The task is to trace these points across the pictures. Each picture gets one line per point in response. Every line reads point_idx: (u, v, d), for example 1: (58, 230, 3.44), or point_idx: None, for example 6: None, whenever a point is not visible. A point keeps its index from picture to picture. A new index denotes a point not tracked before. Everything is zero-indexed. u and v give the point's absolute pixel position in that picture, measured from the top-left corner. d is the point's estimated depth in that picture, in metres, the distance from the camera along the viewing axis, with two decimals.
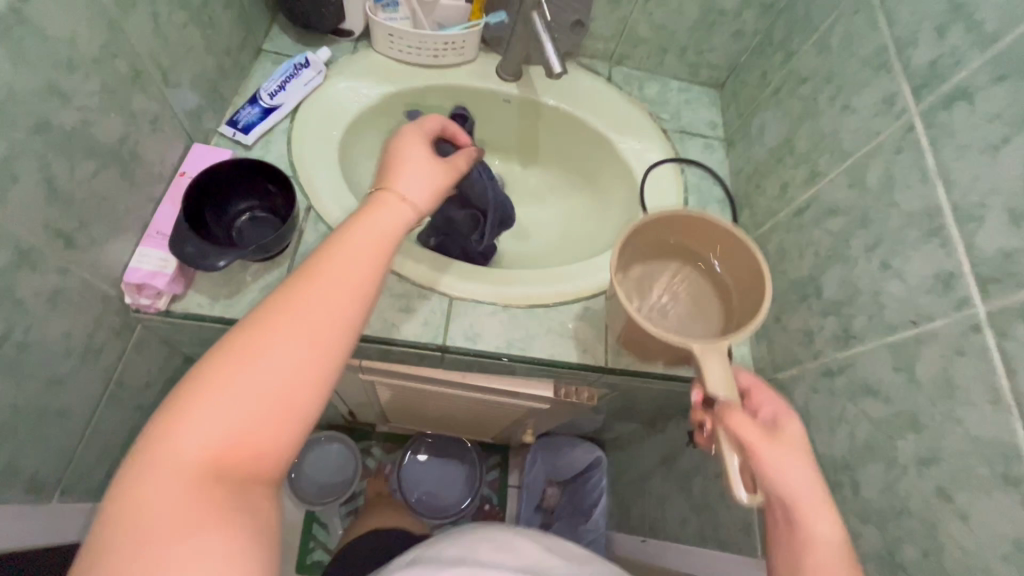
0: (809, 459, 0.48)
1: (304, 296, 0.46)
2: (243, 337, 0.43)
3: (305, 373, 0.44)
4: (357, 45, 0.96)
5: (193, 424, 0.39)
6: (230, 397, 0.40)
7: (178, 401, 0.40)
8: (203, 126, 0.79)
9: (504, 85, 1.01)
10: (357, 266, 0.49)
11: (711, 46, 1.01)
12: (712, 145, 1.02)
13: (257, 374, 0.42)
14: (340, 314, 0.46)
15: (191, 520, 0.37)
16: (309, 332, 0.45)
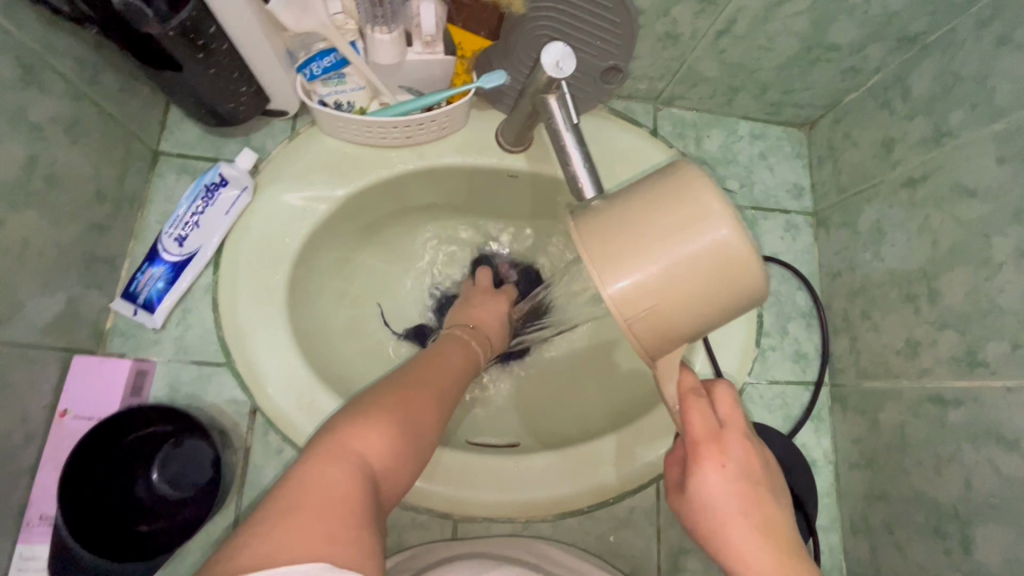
0: (741, 522, 0.39)
1: (410, 396, 0.47)
2: (384, 396, 0.46)
3: (415, 456, 0.45)
4: (295, 124, 0.66)
5: (339, 460, 0.40)
6: (369, 445, 0.42)
7: (322, 454, 0.40)
8: (88, 316, 0.55)
9: (509, 158, 0.71)
10: (443, 380, 0.53)
11: (808, 87, 0.70)
12: (796, 225, 0.75)
13: (392, 427, 0.43)
14: (427, 416, 0.48)
15: (348, 513, 0.37)
16: (408, 437, 0.45)
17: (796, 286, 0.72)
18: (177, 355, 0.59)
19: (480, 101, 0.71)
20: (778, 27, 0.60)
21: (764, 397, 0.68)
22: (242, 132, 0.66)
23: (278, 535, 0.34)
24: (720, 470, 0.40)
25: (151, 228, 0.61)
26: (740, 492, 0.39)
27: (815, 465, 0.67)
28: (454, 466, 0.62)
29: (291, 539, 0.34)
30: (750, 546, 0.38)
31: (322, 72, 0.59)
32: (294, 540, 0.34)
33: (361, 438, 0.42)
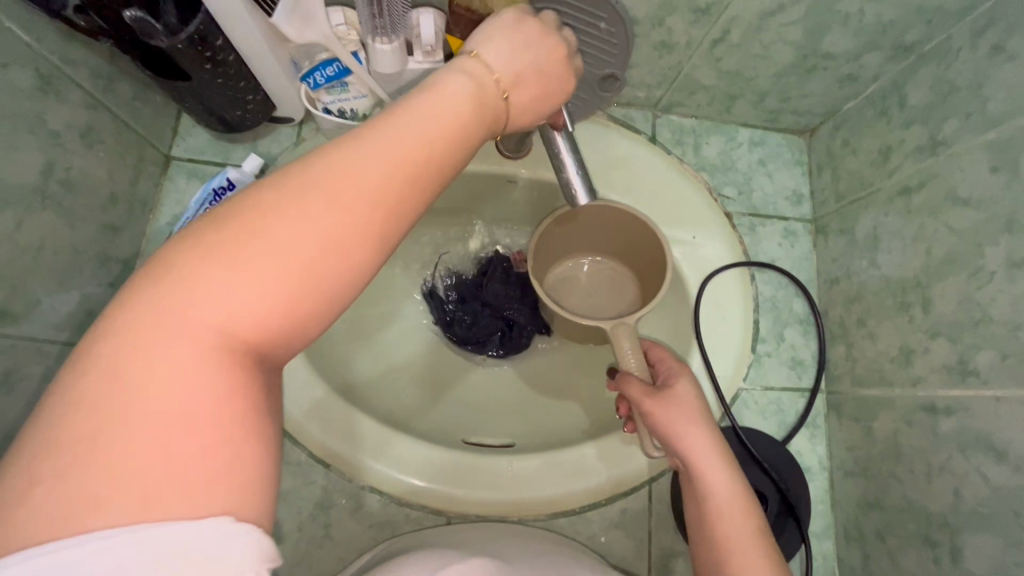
0: (697, 416, 0.51)
1: (274, 224, 0.27)
2: (206, 239, 0.26)
3: (284, 311, 0.27)
4: (300, 130, 0.68)
5: (122, 376, 0.24)
6: (217, 308, 0.25)
7: (134, 324, 0.25)
8: (100, 314, 0.58)
9: (508, 164, 0.73)
10: (355, 199, 0.28)
11: (806, 95, 0.70)
12: (795, 232, 0.75)
13: (225, 290, 0.26)
14: (309, 255, 0.27)
15: (203, 430, 0.24)
16: (285, 285, 0.27)
17: (793, 293, 0.72)
18: None
19: None
20: (773, 36, 0.60)
21: (756, 404, 0.69)
22: (250, 139, 0.68)
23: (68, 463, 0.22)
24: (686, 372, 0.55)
25: (162, 230, 0.64)
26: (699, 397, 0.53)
27: (810, 472, 0.67)
28: (448, 465, 0.64)
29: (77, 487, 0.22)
30: (703, 436, 0.50)
31: (325, 81, 0.60)
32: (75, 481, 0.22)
33: (180, 305, 0.25)
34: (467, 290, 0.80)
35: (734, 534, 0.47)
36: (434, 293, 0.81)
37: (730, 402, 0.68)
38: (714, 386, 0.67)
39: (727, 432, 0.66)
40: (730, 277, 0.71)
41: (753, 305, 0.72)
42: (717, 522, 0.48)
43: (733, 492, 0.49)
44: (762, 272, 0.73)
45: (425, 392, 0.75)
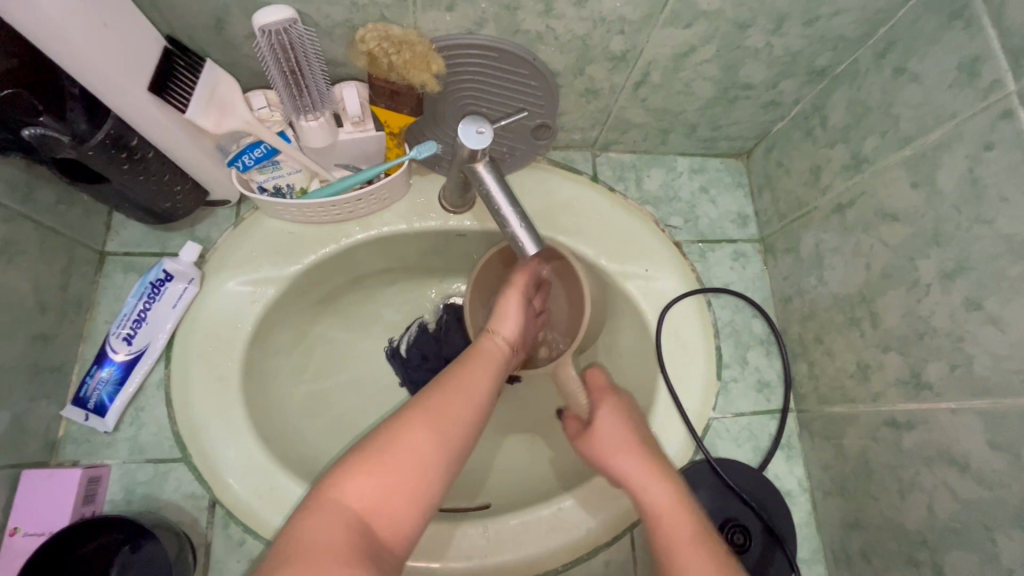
0: (623, 445, 0.59)
1: (405, 440, 0.46)
2: (383, 440, 0.46)
3: (424, 479, 0.46)
4: (238, 209, 0.68)
5: (309, 542, 0.41)
6: (355, 503, 0.43)
7: (316, 501, 0.43)
8: (36, 429, 0.56)
9: (453, 219, 0.73)
10: (458, 413, 0.50)
11: (735, 122, 0.72)
12: (745, 254, 0.76)
13: (395, 471, 0.45)
14: (441, 467, 0.47)
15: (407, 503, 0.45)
16: (413, 478, 0.45)
17: (751, 314, 0.73)
18: (131, 456, 0.59)
19: (419, 166, 0.72)
20: (692, 73, 0.62)
21: (728, 432, 0.68)
22: (187, 225, 0.67)
23: None
24: (614, 403, 0.63)
25: (100, 329, 0.62)
26: (625, 420, 0.61)
27: (790, 495, 0.66)
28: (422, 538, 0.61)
29: None
30: (628, 454, 0.58)
31: (254, 162, 0.59)
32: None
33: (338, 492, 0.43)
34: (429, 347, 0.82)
35: (678, 545, 0.51)
36: (398, 353, 0.83)
37: (702, 434, 0.68)
38: (682, 419, 0.67)
39: (702, 467, 0.65)
40: (685, 306, 0.72)
41: (713, 331, 0.72)
42: (666, 536, 0.52)
43: (670, 502, 0.54)
44: (717, 297, 0.73)
45: None
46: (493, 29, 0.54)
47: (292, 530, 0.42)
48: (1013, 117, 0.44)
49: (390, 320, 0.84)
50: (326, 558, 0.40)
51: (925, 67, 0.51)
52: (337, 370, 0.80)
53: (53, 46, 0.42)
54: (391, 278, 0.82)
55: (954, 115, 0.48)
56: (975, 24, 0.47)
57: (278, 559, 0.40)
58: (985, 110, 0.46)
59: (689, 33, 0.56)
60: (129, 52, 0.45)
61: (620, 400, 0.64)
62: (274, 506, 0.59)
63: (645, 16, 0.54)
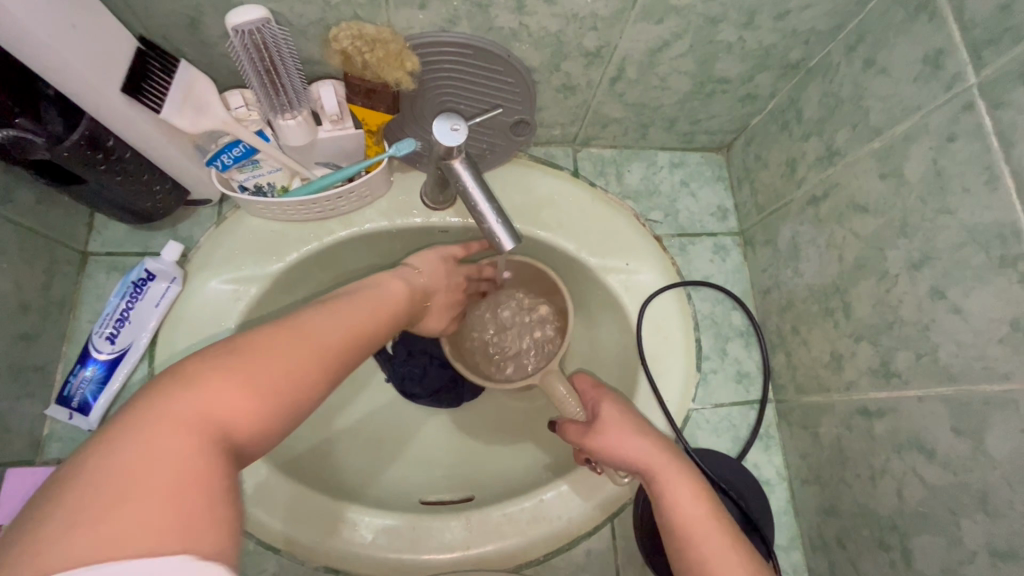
0: (628, 427, 0.59)
1: (239, 368, 0.37)
2: (213, 361, 0.37)
3: (280, 382, 0.39)
4: (220, 208, 0.69)
5: (120, 442, 0.31)
6: (190, 404, 0.34)
7: (137, 413, 0.33)
8: (21, 428, 0.56)
9: (435, 215, 0.73)
10: (314, 356, 0.42)
11: (713, 116, 0.72)
12: (724, 247, 0.77)
13: (222, 388, 0.36)
14: (286, 380, 0.39)
15: (259, 404, 0.37)
16: (273, 376, 0.39)
17: (731, 307, 0.74)
18: None
19: (401, 164, 0.73)
20: (667, 68, 0.62)
21: (708, 423, 0.69)
22: (169, 224, 0.67)
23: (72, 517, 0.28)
24: (612, 400, 0.62)
25: (83, 328, 0.62)
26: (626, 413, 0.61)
27: (769, 484, 0.67)
28: (404, 531, 0.62)
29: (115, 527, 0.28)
30: (646, 445, 0.57)
31: (234, 161, 0.60)
32: (108, 485, 0.29)
33: (175, 396, 0.34)
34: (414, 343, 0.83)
35: (706, 535, 0.50)
36: None
37: (682, 425, 0.69)
38: (663, 410, 0.68)
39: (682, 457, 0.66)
40: (665, 299, 0.73)
41: (693, 323, 0.73)
42: (687, 530, 0.51)
43: (690, 488, 0.54)
44: (697, 290, 0.74)
45: (382, 453, 0.74)
46: (467, 27, 0.55)
47: (80, 459, 0.30)
48: (975, 109, 0.45)
49: None
50: (164, 476, 0.30)
51: (892, 60, 0.52)
52: None
53: (23, 48, 0.42)
54: None
55: (920, 107, 0.49)
56: (938, 17, 0.47)
57: (61, 495, 0.28)
58: (948, 102, 0.47)
59: (661, 28, 0.56)
60: (105, 58, 0.46)
61: (615, 394, 0.64)
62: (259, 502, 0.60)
63: (616, 12, 0.54)
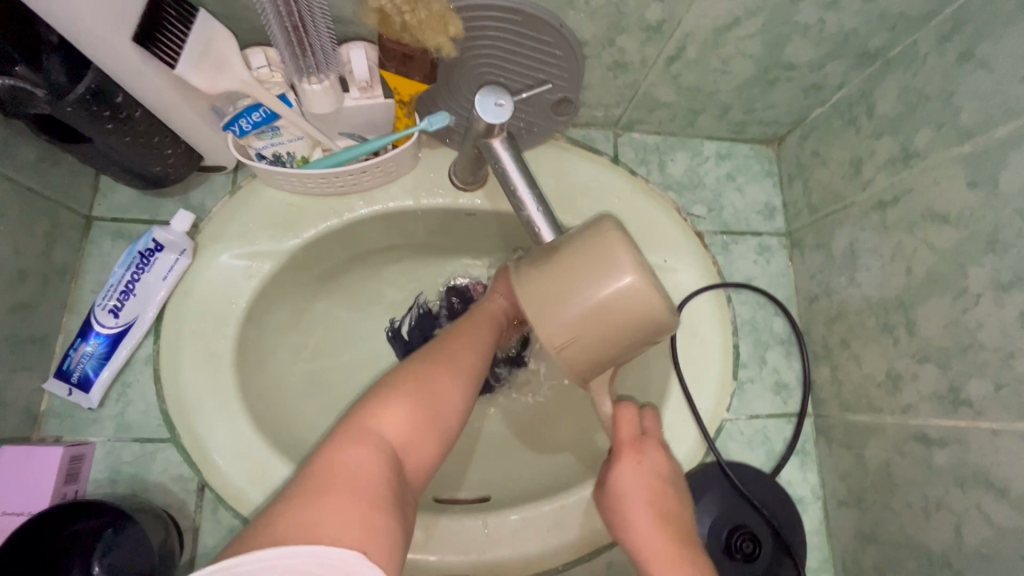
0: (642, 506, 0.52)
1: (436, 383, 0.51)
2: (387, 391, 0.50)
3: (444, 415, 0.51)
4: (235, 176, 0.64)
5: (338, 465, 0.42)
6: (361, 448, 0.44)
7: (328, 455, 0.44)
8: (16, 402, 0.52)
9: (464, 197, 0.68)
10: (468, 358, 0.56)
11: (771, 106, 0.67)
12: (769, 248, 0.72)
13: (396, 415, 0.48)
14: (457, 406, 0.52)
15: (412, 451, 0.48)
16: (441, 410, 0.51)
17: (772, 312, 0.69)
18: (117, 433, 0.56)
19: (429, 140, 0.68)
20: (732, 49, 0.57)
21: (741, 434, 0.65)
22: (181, 192, 0.63)
23: (293, 511, 0.38)
24: (636, 463, 0.54)
25: (85, 298, 0.58)
26: (653, 480, 0.53)
27: (802, 503, 0.64)
28: (418, 531, 0.59)
29: (328, 515, 0.38)
30: (654, 534, 0.50)
31: (253, 127, 0.55)
32: (321, 518, 0.38)
33: (352, 449, 0.44)
34: (431, 330, 0.79)
35: None
36: (400, 334, 0.80)
37: (715, 435, 0.65)
38: (696, 419, 0.64)
39: (714, 470, 0.62)
40: (704, 300, 0.68)
41: (731, 328, 0.68)
42: None
43: None
44: (738, 293, 0.69)
45: None
46: None
47: (300, 486, 0.40)
48: None
49: (392, 300, 0.81)
50: (351, 505, 0.39)
51: (997, 53, 0.46)
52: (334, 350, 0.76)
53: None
54: (395, 256, 0.79)
55: None
56: None
57: (298, 500, 0.39)
58: None
59: (734, 4, 0.50)
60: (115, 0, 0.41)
61: (654, 454, 0.55)
62: (266, 492, 0.57)
63: None
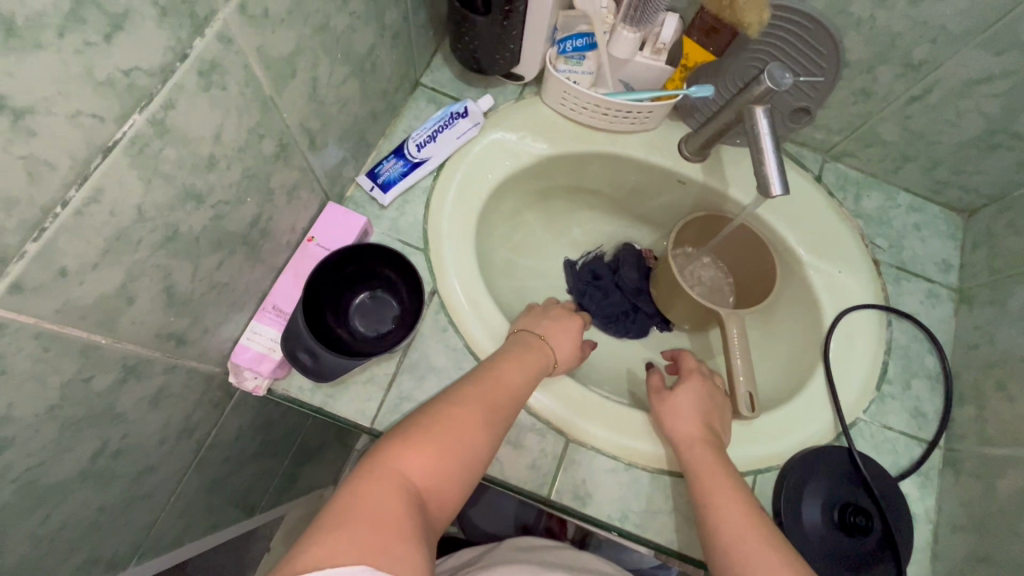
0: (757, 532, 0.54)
1: (463, 423, 0.53)
2: (410, 430, 0.51)
3: (466, 456, 0.51)
4: (523, 89, 0.81)
5: (383, 472, 0.47)
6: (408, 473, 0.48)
7: (371, 469, 0.47)
8: (343, 179, 0.71)
9: (685, 165, 0.82)
10: (503, 403, 0.57)
11: (979, 171, 0.75)
12: (937, 295, 0.78)
13: (424, 452, 0.49)
14: (479, 442, 0.53)
15: (452, 482, 0.50)
16: (462, 453, 0.51)
17: (926, 349, 0.75)
18: (389, 232, 0.72)
19: (673, 113, 0.83)
20: (970, 103, 0.67)
21: (871, 435, 0.71)
22: (483, 87, 0.81)
23: (347, 529, 0.41)
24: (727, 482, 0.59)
25: (398, 134, 0.77)
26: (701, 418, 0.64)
27: (915, 518, 0.68)
28: (576, 395, 0.68)
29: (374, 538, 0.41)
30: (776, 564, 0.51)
31: (571, 50, 0.73)
32: (382, 505, 0.44)
33: (395, 462, 0.48)
34: (603, 271, 0.92)
35: None
36: (574, 266, 0.94)
37: (846, 427, 0.71)
38: (834, 403, 0.71)
39: (842, 452, 0.68)
40: (866, 313, 0.76)
41: (885, 346, 0.75)
42: None
43: None
44: (899, 321, 0.76)
45: None
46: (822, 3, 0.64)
47: (347, 496, 0.45)
48: None
49: (577, 237, 0.96)
50: (387, 512, 0.44)
51: None
52: (524, 256, 0.91)
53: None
54: (594, 203, 0.94)
55: None
56: None
57: (337, 511, 0.43)
58: None
59: (995, 61, 0.62)
60: None
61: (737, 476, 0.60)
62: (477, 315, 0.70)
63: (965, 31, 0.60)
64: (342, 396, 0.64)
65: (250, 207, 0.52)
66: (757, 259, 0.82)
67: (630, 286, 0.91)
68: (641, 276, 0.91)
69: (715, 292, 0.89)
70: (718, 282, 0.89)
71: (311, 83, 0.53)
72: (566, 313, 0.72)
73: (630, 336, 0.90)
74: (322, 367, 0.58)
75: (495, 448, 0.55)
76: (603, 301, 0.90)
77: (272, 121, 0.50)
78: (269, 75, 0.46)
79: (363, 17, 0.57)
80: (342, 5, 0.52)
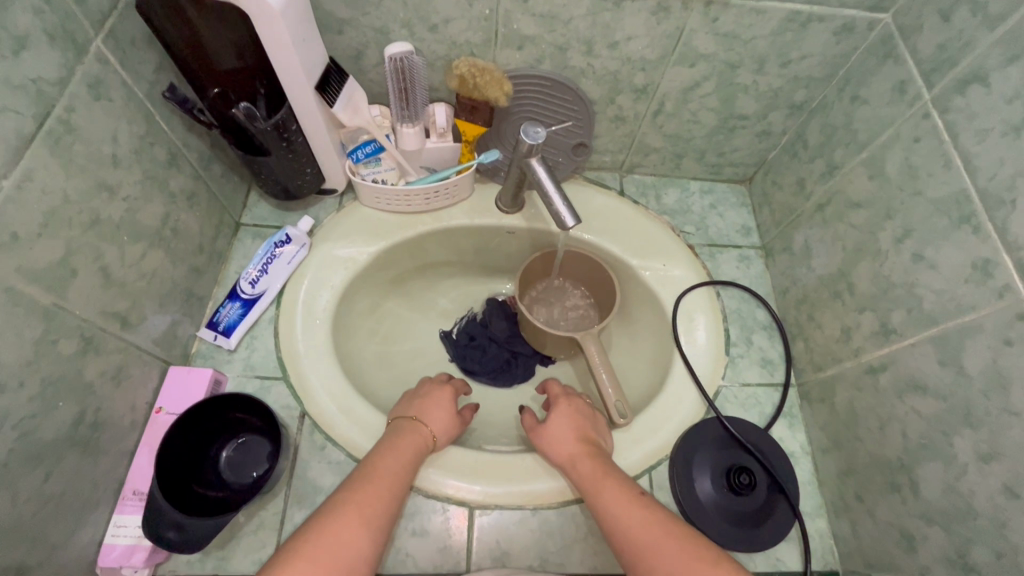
0: (648, 523, 0.58)
1: (340, 530, 0.54)
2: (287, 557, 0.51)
3: (350, 562, 0.52)
4: (342, 198, 0.87)
5: None
6: None
7: None
8: (181, 339, 0.71)
9: (507, 218, 0.90)
10: (382, 495, 0.59)
11: (735, 149, 0.89)
12: (749, 257, 0.90)
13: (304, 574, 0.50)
14: (362, 543, 0.54)
15: None
16: (345, 560, 0.52)
17: (755, 305, 0.85)
18: (244, 372, 0.73)
19: (482, 178, 0.92)
20: (697, 104, 0.81)
21: (735, 398, 0.78)
22: (303, 208, 0.86)
23: None
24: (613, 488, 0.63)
25: (231, 277, 0.80)
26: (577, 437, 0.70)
27: (794, 456, 0.75)
28: (467, 462, 0.71)
29: None
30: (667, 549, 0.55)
31: (365, 156, 0.79)
32: None
33: None
34: (476, 330, 0.96)
35: None
36: (450, 335, 0.98)
37: (712, 397, 0.78)
38: (694, 381, 0.78)
39: (713, 422, 0.75)
40: (697, 292, 0.85)
41: (722, 315, 0.84)
42: None
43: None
44: (725, 289, 0.86)
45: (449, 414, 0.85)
46: (549, 64, 0.75)
47: None
48: (930, 117, 0.60)
49: (444, 309, 1.01)
50: None
51: (871, 93, 0.69)
52: (398, 344, 0.94)
53: (272, 45, 0.60)
54: (449, 272, 1.00)
55: (894, 122, 0.65)
56: (897, 61, 0.65)
57: None
58: (913, 114, 0.62)
59: (694, 71, 0.75)
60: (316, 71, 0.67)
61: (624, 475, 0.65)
62: (351, 423, 0.72)
63: (660, 56, 0.74)
64: (234, 552, 0.63)
65: (64, 409, 0.52)
66: (597, 278, 0.91)
67: (504, 336, 0.96)
68: (511, 323, 0.97)
69: (582, 316, 0.95)
70: (580, 305, 0.96)
71: (100, 273, 0.55)
72: (436, 384, 0.76)
73: (518, 380, 0.94)
74: (193, 539, 0.57)
75: (383, 541, 0.57)
76: (483, 359, 0.94)
77: (61, 322, 0.51)
78: (39, 287, 0.48)
79: (141, 196, 0.61)
80: (111, 196, 0.56)
